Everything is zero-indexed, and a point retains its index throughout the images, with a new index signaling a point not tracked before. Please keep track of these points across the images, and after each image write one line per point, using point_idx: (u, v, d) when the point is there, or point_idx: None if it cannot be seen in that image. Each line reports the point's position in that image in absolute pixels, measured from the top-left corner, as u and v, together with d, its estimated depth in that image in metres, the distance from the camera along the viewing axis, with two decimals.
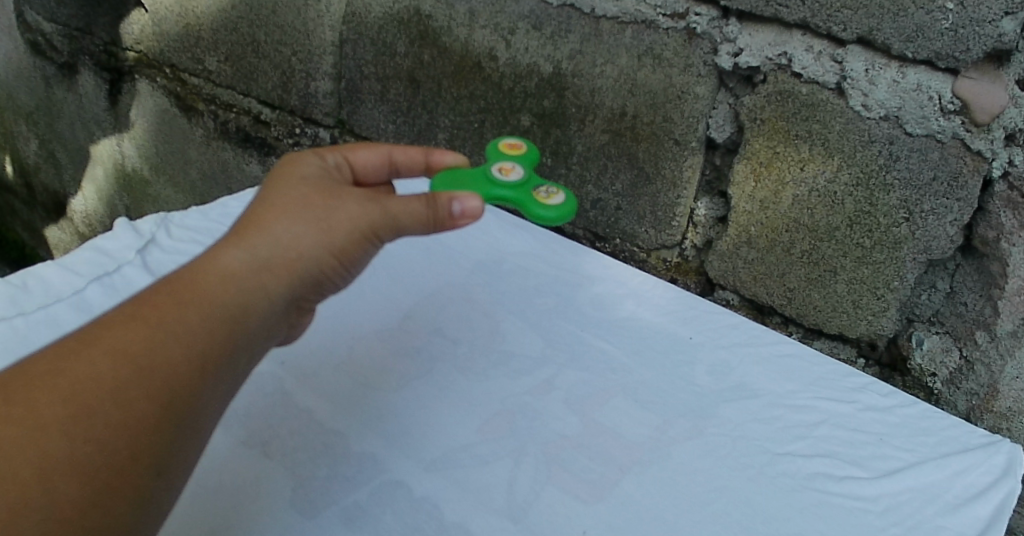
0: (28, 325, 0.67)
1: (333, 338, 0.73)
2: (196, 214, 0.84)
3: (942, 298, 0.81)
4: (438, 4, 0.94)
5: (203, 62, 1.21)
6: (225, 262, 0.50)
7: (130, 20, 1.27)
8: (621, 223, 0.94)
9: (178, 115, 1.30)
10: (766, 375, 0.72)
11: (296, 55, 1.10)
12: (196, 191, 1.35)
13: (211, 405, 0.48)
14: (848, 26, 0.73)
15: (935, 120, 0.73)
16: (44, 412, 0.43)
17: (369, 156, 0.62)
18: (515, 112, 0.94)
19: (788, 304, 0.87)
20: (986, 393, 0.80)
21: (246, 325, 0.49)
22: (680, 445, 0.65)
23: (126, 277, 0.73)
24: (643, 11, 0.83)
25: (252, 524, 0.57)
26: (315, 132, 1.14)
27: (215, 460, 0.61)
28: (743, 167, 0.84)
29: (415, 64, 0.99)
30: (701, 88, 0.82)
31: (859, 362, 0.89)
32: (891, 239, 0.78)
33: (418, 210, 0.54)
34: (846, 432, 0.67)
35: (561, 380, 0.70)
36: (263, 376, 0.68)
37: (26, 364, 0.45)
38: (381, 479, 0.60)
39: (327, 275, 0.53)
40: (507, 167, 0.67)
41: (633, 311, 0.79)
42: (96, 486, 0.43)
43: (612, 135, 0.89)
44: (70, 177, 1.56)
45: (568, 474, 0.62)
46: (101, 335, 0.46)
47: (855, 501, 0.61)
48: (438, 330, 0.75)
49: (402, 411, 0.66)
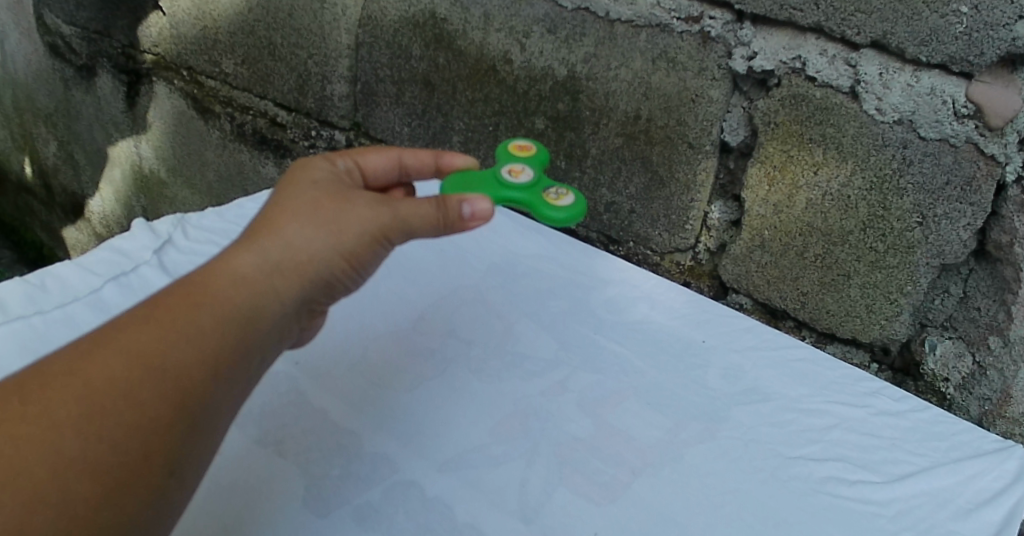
0: (47, 324, 0.68)
1: (348, 339, 0.73)
2: (212, 216, 0.85)
3: (955, 302, 0.81)
4: (453, 8, 0.95)
5: (220, 65, 1.22)
6: (237, 265, 0.50)
7: (149, 23, 1.28)
8: (635, 226, 0.94)
9: (195, 117, 1.31)
10: (779, 379, 0.72)
11: (312, 58, 1.11)
12: (213, 193, 1.36)
13: (223, 406, 0.48)
14: (862, 30, 0.73)
15: (949, 124, 0.72)
16: (58, 411, 0.43)
17: (379, 160, 0.63)
18: (529, 115, 0.94)
19: (802, 309, 0.88)
20: (999, 398, 0.81)
21: (257, 327, 0.50)
22: (692, 448, 0.65)
23: (143, 277, 0.74)
24: (657, 15, 0.83)
25: (265, 523, 0.58)
26: (331, 134, 1.15)
27: (229, 458, 0.62)
28: (757, 171, 0.84)
29: (430, 67, 1.00)
30: (716, 92, 0.83)
31: (872, 367, 0.89)
32: (905, 243, 0.78)
33: (429, 213, 0.55)
34: (858, 437, 0.67)
35: (574, 382, 0.70)
36: (277, 376, 0.69)
37: (41, 366, 0.45)
38: (393, 480, 0.61)
39: (338, 277, 0.54)
40: (516, 169, 0.67)
41: (646, 314, 0.79)
42: (109, 485, 0.43)
43: (626, 138, 0.89)
44: (88, 178, 1.58)
45: (580, 475, 0.62)
46: (114, 337, 0.46)
47: (866, 505, 0.61)
48: (452, 331, 0.75)
49: (416, 412, 0.67)
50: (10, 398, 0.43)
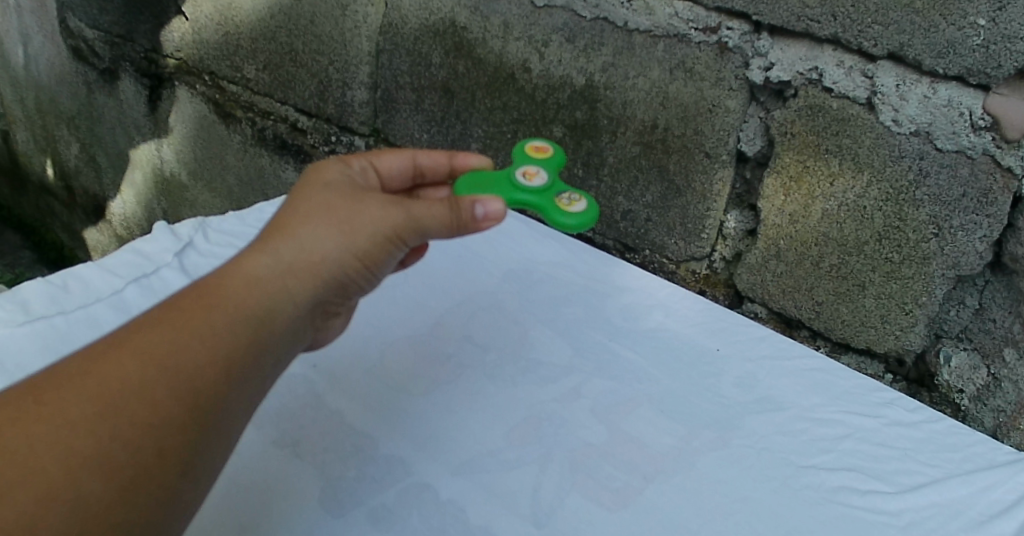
0: (69, 324, 0.70)
1: (366, 343, 0.74)
2: (233, 219, 0.86)
3: (971, 314, 0.81)
4: (473, 16, 0.96)
5: (241, 70, 1.24)
6: (252, 267, 0.51)
7: (172, 28, 1.30)
8: (651, 234, 0.95)
9: (215, 122, 1.33)
10: (793, 389, 0.72)
11: (333, 65, 1.12)
12: (233, 197, 1.38)
13: (237, 406, 0.49)
14: (879, 42, 0.74)
15: (965, 136, 0.73)
16: (72, 410, 0.44)
17: (394, 160, 0.65)
18: (547, 123, 0.95)
19: (816, 318, 0.88)
20: (1013, 410, 0.81)
21: (272, 327, 0.51)
22: (704, 455, 0.66)
23: (164, 279, 0.76)
24: (675, 25, 0.84)
25: (280, 523, 0.59)
26: (350, 140, 1.17)
27: (247, 458, 0.63)
28: (773, 181, 0.85)
29: (450, 75, 1.01)
30: (733, 102, 0.83)
31: (886, 377, 0.89)
32: (920, 254, 0.78)
33: (442, 214, 0.56)
34: (871, 447, 0.67)
35: (588, 388, 0.71)
36: (295, 378, 0.70)
37: (56, 368, 0.46)
38: (408, 482, 0.62)
39: (351, 278, 0.55)
40: (531, 172, 0.66)
41: (662, 321, 0.79)
42: (122, 483, 0.44)
43: (643, 147, 0.90)
44: (109, 180, 1.60)
45: (593, 481, 0.63)
46: (129, 339, 0.47)
47: (879, 515, 0.62)
48: (468, 337, 0.76)
49: (432, 415, 0.68)
50: (26, 399, 0.44)
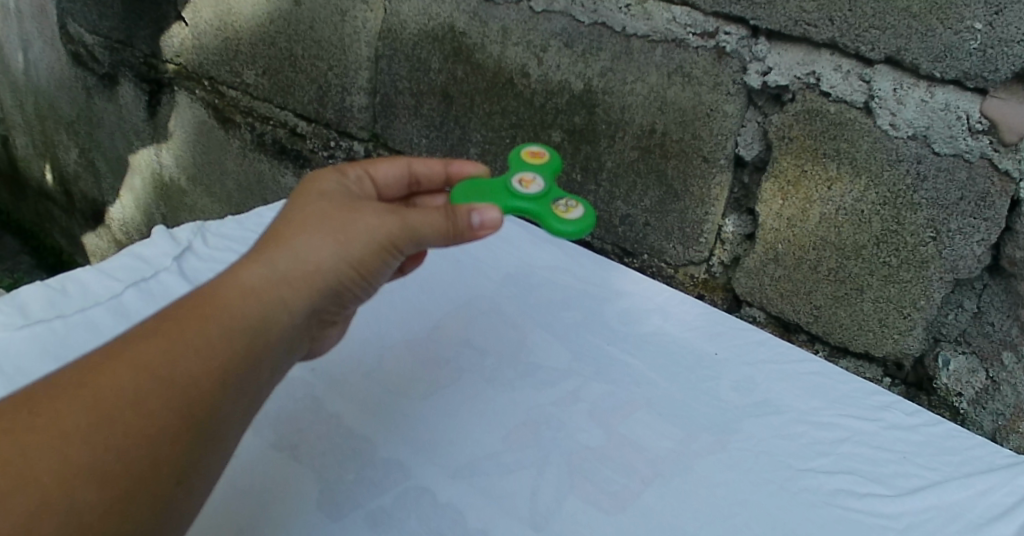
0: (68, 328, 0.70)
1: (364, 348, 0.74)
2: (232, 223, 0.86)
3: (969, 317, 0.81)
4: (472, 22, 0.96)
5: (241, 76, 1.24)
6: (246, 277, 0.51)
7: (171, 34, 1.31)
8: (650, 239, 0.95)
9: (215, 126, 1.33)
10: (791, 392, 0.73)
11: (332, 70, 1.12)
12: (232, 202, 1.38)
13: (234, 415, 0.49)
14: (876, 46, 0.74)
15: (963, 139, 0.73)
16: (68, 421, 0.44)
17: (390, 169, 0.65)
18: (546, 128, 0.95)
19: (814, 322, 0.88)
20: (1011, 413, 0.81)
21: (268, 337, 0.51)
22: (703, 458, 0.66)
23: (163, 283, 0.76)
24: (673, 30, 0.84)
25: (278, 526, 0.59)
26: (350, 145, 1.17)
27: (245, 461, 0.63)
28: (771, 185, 0.85)
29: (449, 80, 1.01)
30: (730, 106, 0.83)
31: (884, 381, 0.89)
32: (918, 258, 0.78)
33: (438, 223, 0.56)
34: (869, 450, 0.67)
35: (586, 392, 0.71)
36: (293, 382, 0.70)
37: (51, 378, 0.46)
38: (405, 485, 0.62)
39: (346, 287, 0.55)
40: (527, 179, 0.66)
41: (659, 326, 0.79)
42: (118, 493, 0.44)
43: (641, 151, 0.90)
44: (109, 186, 1.60)
45: (592, 484, 0.63)
46: (125, 349, 0.47)
47: (877, 517, 0.62)
48: (468, 341, 0.76)
49: (430, 420, 0.68)
50: (20, 410, 0.44)
